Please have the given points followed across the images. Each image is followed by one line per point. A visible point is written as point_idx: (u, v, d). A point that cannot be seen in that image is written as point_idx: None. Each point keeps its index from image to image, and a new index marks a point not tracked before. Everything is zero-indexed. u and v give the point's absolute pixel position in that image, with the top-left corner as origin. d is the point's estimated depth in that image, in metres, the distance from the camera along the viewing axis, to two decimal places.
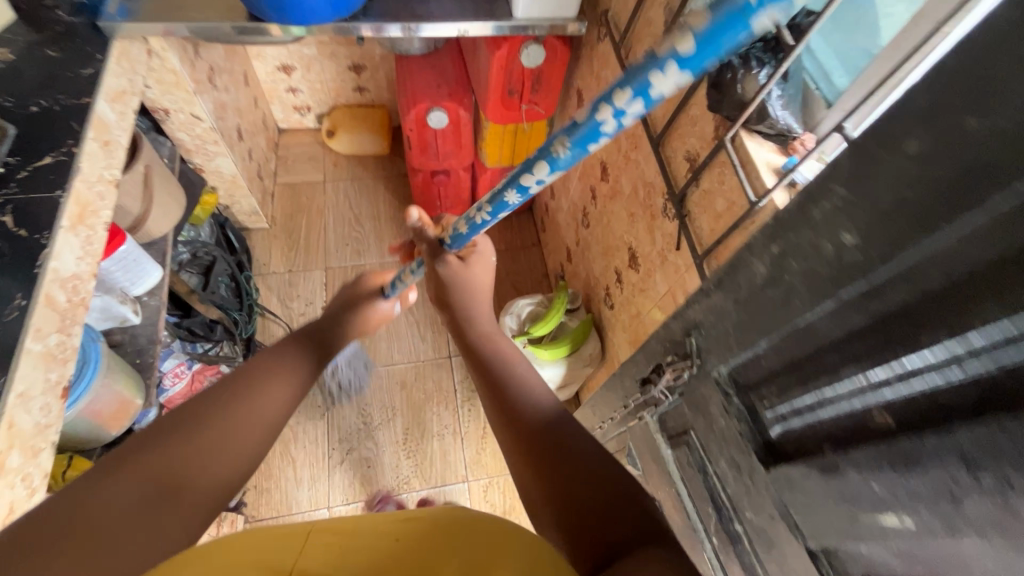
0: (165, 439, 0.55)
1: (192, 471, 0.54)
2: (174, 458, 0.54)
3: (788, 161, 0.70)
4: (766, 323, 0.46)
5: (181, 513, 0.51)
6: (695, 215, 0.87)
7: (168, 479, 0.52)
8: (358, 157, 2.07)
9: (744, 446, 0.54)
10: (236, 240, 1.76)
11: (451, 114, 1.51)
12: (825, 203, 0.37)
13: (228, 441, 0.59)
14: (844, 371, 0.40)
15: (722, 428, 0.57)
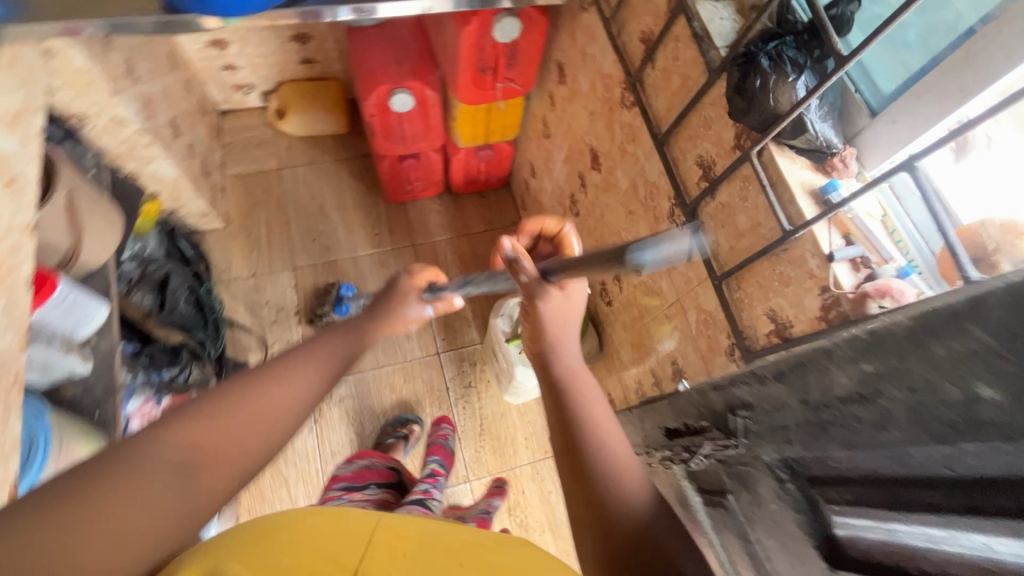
0: (201, 412, 0.51)
1: (205, 468, 0.48)
2: (199, 440, 0.49)
3: (828, 182, 0.61)
4: (850, 436, 0.39)
5: (190, 493, 0.46)
6: (711, 228, 0.78)
7: (191, 457, 0.48)
8: (314, 138, 1.87)
9: (801, 539, 0.45)
10: (188, 248, 1.59)
11: (416, 95, 1.35)
12: (955, 342, 0.30)
13: (247, 439, 0.52)
14: (955, 514, 0.31)
15: (773, 511, 0.50)
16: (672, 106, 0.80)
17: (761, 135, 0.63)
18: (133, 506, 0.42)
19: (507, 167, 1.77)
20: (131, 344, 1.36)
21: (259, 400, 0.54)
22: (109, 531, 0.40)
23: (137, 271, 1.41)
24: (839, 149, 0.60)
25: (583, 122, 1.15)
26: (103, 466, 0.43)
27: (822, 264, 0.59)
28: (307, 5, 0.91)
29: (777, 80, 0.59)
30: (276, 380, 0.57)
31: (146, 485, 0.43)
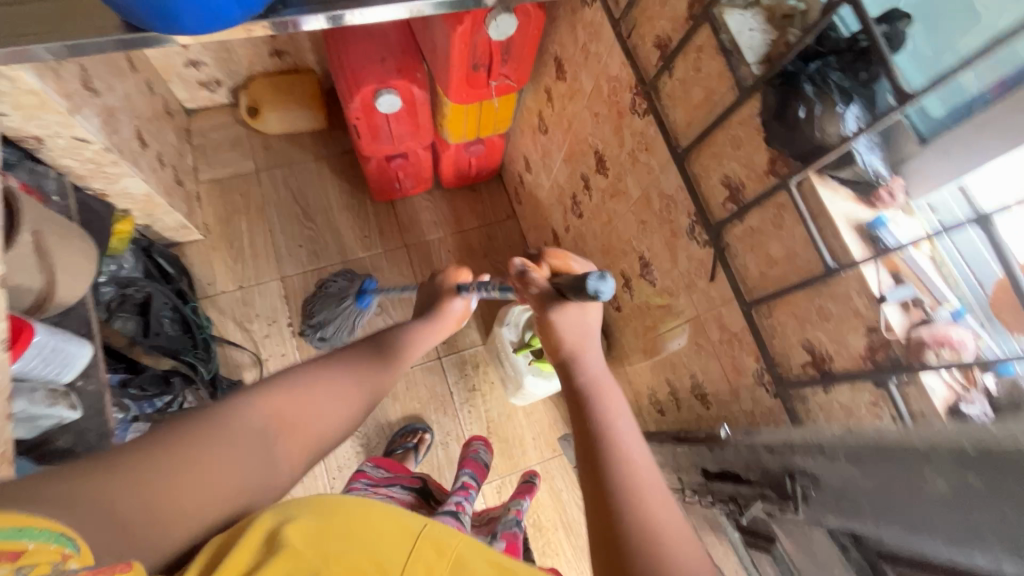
0: (285, 385, 0.61)
1: (280, 438, 0.58)
2: (278, 408, 0.59)
3: (875, 217, 0.57)
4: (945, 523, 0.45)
5: (272, 458, 0.56)
6: (738, 251, 0.74)
7: (272, 424, 0.57)
8: (291, 135, 1.76)
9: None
10: (168, 264, 1.50)
11: (403, 94, 1.26)
12: None
13: (315, 421, 0.61)
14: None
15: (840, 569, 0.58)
16: (694, 121, 0.75)
17: (802, 165, 0.59)
18: (222, 468, 0.51)
19: (499, 159, 1.70)
20: (118, 375, 1.30)
21: (329, 389, 0.64)
22: (206, 486, 0.49)
23: (116, 296, 1.33)
24: (886, 179, 0.56)
25: (586, 123, 1.09)
26: (198, 429, 0.53)
27: (870, 304, 0.56)
28: (287, 15, 0.82)
29: (824, 110, 0.54)
30: (338, 373, 0.66)
31: (236, 450, 0.53)
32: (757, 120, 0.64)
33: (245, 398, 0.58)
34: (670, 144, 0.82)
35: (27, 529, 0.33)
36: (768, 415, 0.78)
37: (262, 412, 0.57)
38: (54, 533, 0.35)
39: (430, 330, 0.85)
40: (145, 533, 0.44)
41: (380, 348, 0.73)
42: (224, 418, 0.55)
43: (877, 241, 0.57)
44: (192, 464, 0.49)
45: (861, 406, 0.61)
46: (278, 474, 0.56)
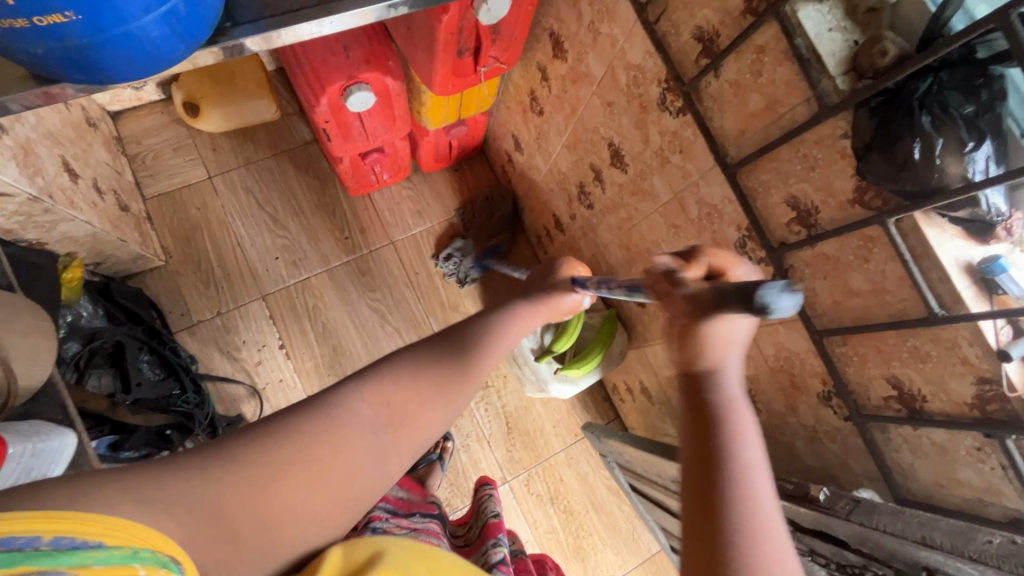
0: (400, 373, 0.53)
1: (394, 429, 0.51)
2: (389, 399, 0.51)
3: (993, 261, 0.51)
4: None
5: (384, 454, 0.49)
6: (805, 277, 0.67)
7: (384, 417, 0.50)
8: (241, 130, 1.55)
9: None
10: (133, 301, 1.34)
11: (375, 87, 1.09)
12: None
13: (426, 416, 0.52)
14: None
15: None
16: (750, 131, 0.65)
17: (905, 202, 0.52)
18: (330, 468, 0.46)
19: (481, 136, 1.54)
20: (106, 440, 1.17)
21: (443, 377, 0.54)
22: (314, 492, 0.45)
23: (83, 352, 1.19)
24: (1004, 216, 0.50)
25: (596, 112, 0.97)
26: (312, 421, 0.47)
27: (982, 354, 0.52)
28: (238, 37, 0.66)
29: (943, 144, 0.47)
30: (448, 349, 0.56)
31: (345, 448, 0.47)
32: (843, 142, 0.55)
33: (359, 383, 0.51)
34: (715, 152, 0.72)
35: (139, 552, 0.35)
36: (834, 434, 0.75)
37: (371, 404, 0.50)
38: (163, 553, 0.36)
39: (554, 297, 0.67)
40: (259, 540, 0.42)
41: (452, 343, 0.56)
42: (334, 412, 0.48)
43: (997, 287, 0.51)
44: (304, 466, 0.45)
45: (959, 448, 0.58)
46: (388, 475, 0.50)
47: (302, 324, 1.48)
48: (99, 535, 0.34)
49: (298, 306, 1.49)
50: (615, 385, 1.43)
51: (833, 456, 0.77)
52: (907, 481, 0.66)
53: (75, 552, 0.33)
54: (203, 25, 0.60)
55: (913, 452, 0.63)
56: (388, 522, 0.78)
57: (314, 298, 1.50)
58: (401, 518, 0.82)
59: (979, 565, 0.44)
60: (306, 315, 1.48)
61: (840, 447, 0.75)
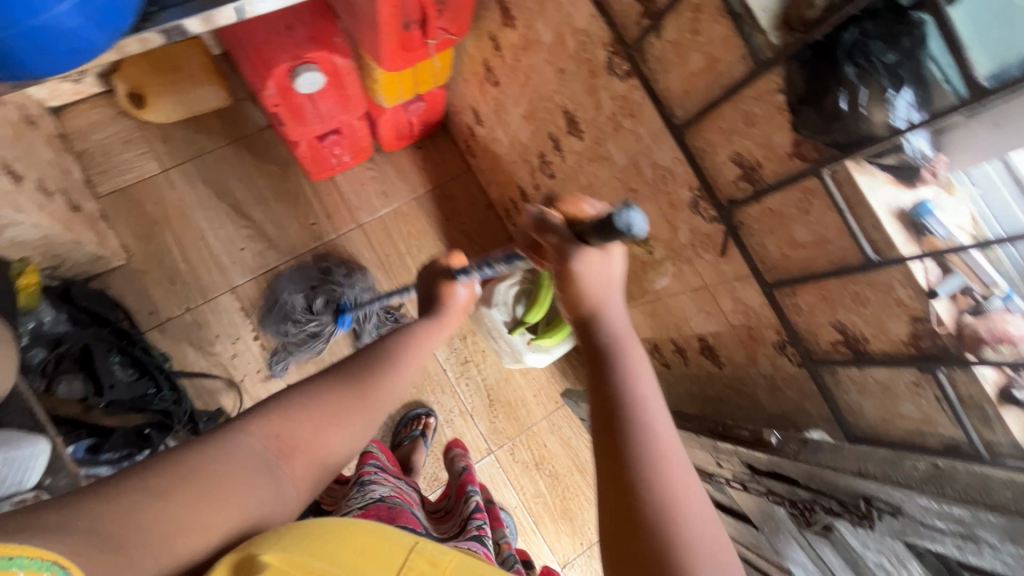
0: (287, 408, 0.55)
1: (290, 456, 0.54)
2: (280, 429, 0.54)
3: (920, 205, 0.53)
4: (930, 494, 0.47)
5: (281, 489, 0.51)
6: (754, 232, 0.69)
7: (275, 449, 0.53)
8: (192, 119, 1.50)
9: None
10: (98, 303, 1.31)
11: (324, 67, 1.06)
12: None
13: (330, 433, 0.56)
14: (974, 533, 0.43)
15: None
16: (694, 90, 0.66)
17: (839, 152, 0.53)
18: (234, 489, 0.47)
19: (441, 111, 1.51)
20: (84, 444, 1.17)
21: (344, 396, 0.57)
22: (225, 509, 0.46)
23: (49, 357, 1.18)
24: (929, 160, 0.52)
25: (549, 79, 0.96)
26: (202, 457, 0.48)
27: (915, 295, 0.54)
28: (168, 20, 0.63)
29: (867, 93, 0.49)
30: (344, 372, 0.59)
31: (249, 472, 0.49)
32: (779, 97, 0.56)
33: (252, 417, 0.53)
34: (663, 114, 0.72)
35: (17, 558, 0.31)
36: (790, 381, 0.78)
37: (260, 435, 0.52)
38: (45, 559, 0.32)
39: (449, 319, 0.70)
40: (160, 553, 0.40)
41: (350, 368, 0.60)
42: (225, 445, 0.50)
43: (924, 230, 0.53)
44: (209, 488, 0.46)
45: (899, 384, 0.61)
46: (289, 499, 0.52)
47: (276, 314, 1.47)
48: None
49: (268, 297, 1.48)
50: None
51: (791, 402, 0.81)
52: (857, 419, 0.69)
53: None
54: (127, 7, 0.57)
55: (860, 391, 0.67)
56: (376, 476, 0.83)
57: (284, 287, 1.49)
58: (386, 474, 0.86)
59: (907, 489, 0.47)
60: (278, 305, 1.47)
61: (797, 392, 0.79)
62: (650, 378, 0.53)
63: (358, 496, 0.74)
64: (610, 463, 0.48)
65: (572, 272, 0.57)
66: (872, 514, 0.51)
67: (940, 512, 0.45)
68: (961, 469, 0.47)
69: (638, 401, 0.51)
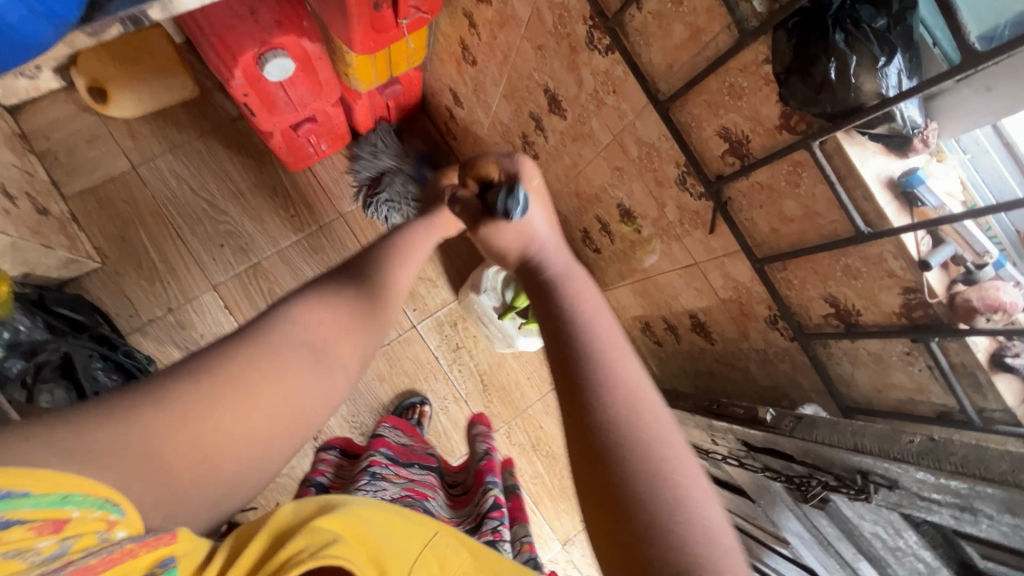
0: (318, 296, 0.54)
1: (331, 346, 0.52)
2: (318, 320, 0.52)
3: (912, 174, 0.51)
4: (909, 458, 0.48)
5: (325, 380, 0.51)
6: (743, 207, 0.67)
7: (317, 339, 0.51)
8: (159, 113, 1.44)
9: (934, 566, 0.52)
10: (76, 310, 1.28)
11: (293, 52, 1.02)
12: None
13: (360, 329, 0.55)
14: (968, 504, 0.43)
15: (896, 545, 0.55)
16: (677, 62, 0.64)
17: (828, 123, 0.52)
18: (268, 391, 0.46)
19: (418, 93, 1.47)
20: None
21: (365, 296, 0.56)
22: (254, 417, 0.45)
23: (29, 366, 1.14)
24: (920, 128, 0.50)
25: (528, 57, 0.93)
26: (240, 348, 0.47)
27: (907, 266, 0.53)
28: (116, 11, 0.58)
29: (857, 60, 0.47)
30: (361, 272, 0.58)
31: (280, 370, 0.48)
32: (766, 68, 0.54)
33: (281, 313, 0.51)
34: (646, 89, 0.70)
35: (71, 497, 0.34)
36: (783, 354, 0.78)
37: (302, 322, 0.51)
38: (99, 497, 0.35)
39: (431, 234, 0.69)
40: (192, 473, 0.42)
41: (369, 265, 0.59)
42: (259, 337, 0.49)
43: (916, 199, 0.52)
44: (234, 396, 0.44)
45: (891, 354, 0.61)
46: (333, 394, 0.52)
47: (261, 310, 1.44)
48: (27, 483, 0.32)
49: (251, 294, 1.45)
50: None
51: (784, 374, 0.81)
52: (849, 390, 0.70)
53: (3, 500, 0.31)
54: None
55: (853, 362, 0.67)
56: (386, 469, 0.83)
57: (267, 283, 1.45)
58: (400, 466, 0.87)
59: (903, 464, 0.46)
60: (263, 300, 1.44)
61: (789, 365, 0.79)
62: (602, 310, 0.52)
63: (370, 491, 0.74)
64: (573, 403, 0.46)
65: (483, 237, 0.60)
66: (869, 488, 0.51)
67: (935, 485, 0.44)
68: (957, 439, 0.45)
69: (591, 331, 0.49)
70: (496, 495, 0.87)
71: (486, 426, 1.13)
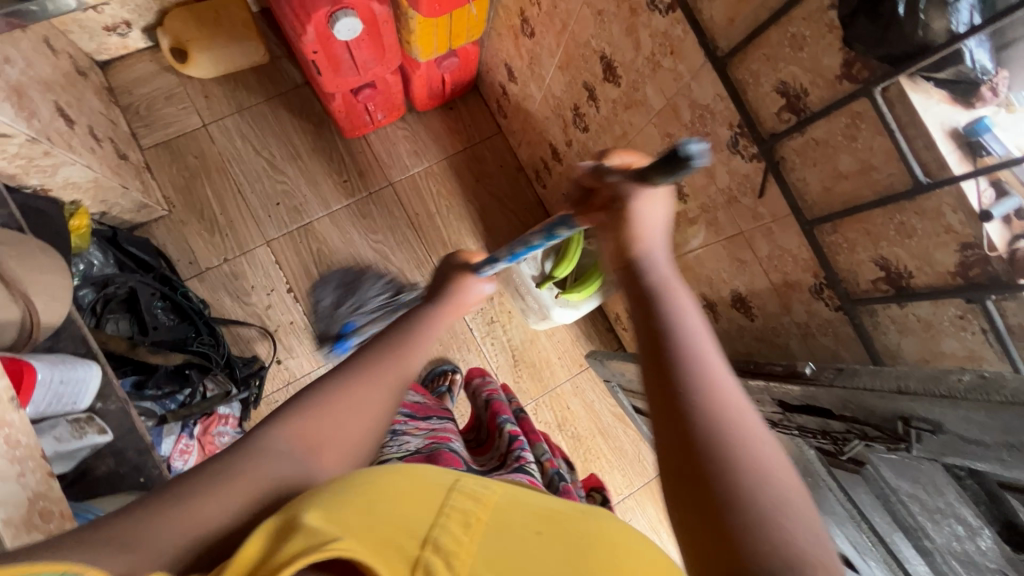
0: (304, 405, 0.60)
1: (317, 453, 0.58)
2: (300, 430, 0.58)
3: (978, 122, 0.51)
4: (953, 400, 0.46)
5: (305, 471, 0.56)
6: (795, 166, 0.67)
7: (301, 447, 0.57)
8: (231, 75, 1.53)
9: (973, 526, 0.51)
10: (141, 250, 1.36)
11: (362, 13, 1.08)
12: None
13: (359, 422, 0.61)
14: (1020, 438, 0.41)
15: (935, 504, 0.54)
16: (741, 17, 0.65)
17: (892, 68, 0.52)
18: (246, 478, 0.53)
19: (474, 70, 1.51)
20: (129, 379, 1.23)
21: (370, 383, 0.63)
22: (233, 497, 0.52)
23: (98, 297, 1.23)
24: (990, 75, 0.50)
25: (587, 23, 0.95)
26: (229, 458, 0.54)
27: (965, 220, 0.52)
28: None
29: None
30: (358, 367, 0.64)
31: (256, 468, 0.54)
32: (831, 14, 0.55)
33: (271, 423, 0.58)
34: (705, 46, 0.71)
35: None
36: (826, 326, 0.77)
37: (285, 437, 0.57)
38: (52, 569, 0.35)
39: (431, 317, 0.72)
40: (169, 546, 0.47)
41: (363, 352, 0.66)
42: (246, 446, 0.55)
43: (980, 148, 0.51)
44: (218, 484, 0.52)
45: (942, 320, 0.59)
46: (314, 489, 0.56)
47: (308, 268, 1.51)
48: None
49: (301, 251, 1.52)
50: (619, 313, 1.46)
51: (825, 348, 0.80)
52: (895, 361, 0.68)
53: None
54: None
55: (900, 331, 0.65)
56: (407, 425, 0.90)
57: (315, 242, 1.52)
58: (419, 420, 0.94)
59: (948, 401, 0.45)
60: (311, 259, 1.51)
61: (832, 338, 0.77)
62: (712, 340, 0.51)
63: (393, 447, 0.83)
64: (679, 444, 0.45)
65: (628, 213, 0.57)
66: (910, 436, 0.49)
67: (981, 420, 0.43)
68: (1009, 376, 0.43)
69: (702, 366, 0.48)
70: (510, 429, 0.97)
71: (480, 375, 1.24)
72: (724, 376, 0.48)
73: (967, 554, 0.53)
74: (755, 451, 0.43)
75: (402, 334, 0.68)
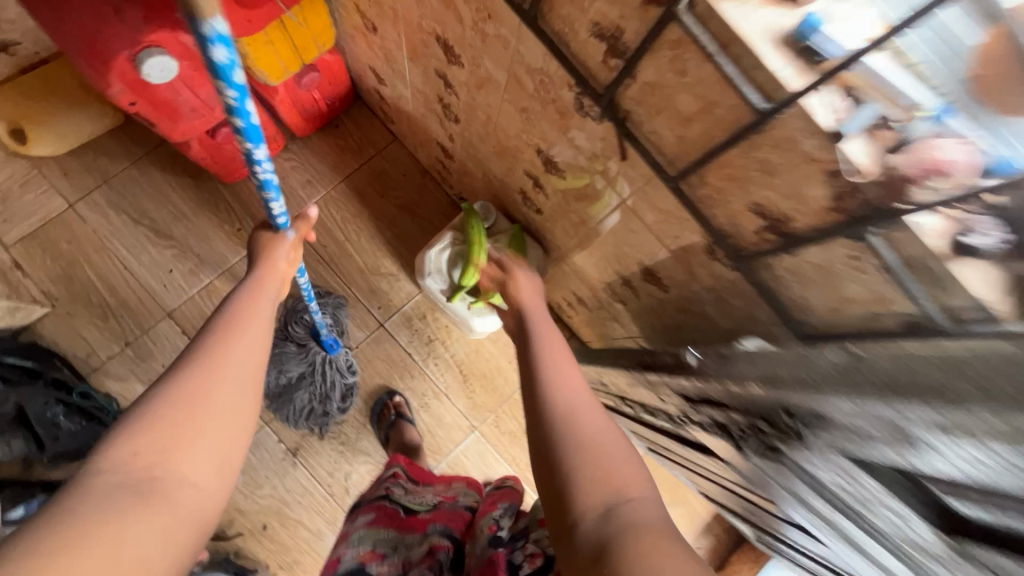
0: (134, 426, 0.54)
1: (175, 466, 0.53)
2: (144, 451, 0.52)
3: (803, 21, 0.41)
4: (853, 385, 0.44)
5: (171, 492, 0.51)
6: (643, 118, 0.58)
7: (145, 472, 0.51)
8: (87, 145, 1.40)
9: (903, 512, 0.39)
10: (24, 358, 1.23)
11: (173, 49, 0.95)
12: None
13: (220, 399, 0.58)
14: (971, 429, 0.34)
15: (858, 492, 0.43)
16: None
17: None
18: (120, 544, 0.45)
19: (346, 80, 1.39)
20: (35, 501, 1.13)
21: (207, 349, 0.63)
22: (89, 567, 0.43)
23: None
24: None
25: (411, 5, 0.84)
26: (56, 517, 0.45)
27: (822, 144, 0.44)
28: None
29: None
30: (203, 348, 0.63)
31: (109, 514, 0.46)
32: None
33: (104, 457, 0.51)
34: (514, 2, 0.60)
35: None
36: (732, 288, 0.67)
37: (127, 465, 0.51)
38: None
39: (247, 302, 0.71)
40: None
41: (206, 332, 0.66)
42: (81, 490, 0.48)
43: (814, 53, 0.41)
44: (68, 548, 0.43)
45: (837, 262, 0.51)
46: (192, 500, 0.52)
47: None
48: None
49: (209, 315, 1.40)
50: (559, 303, 1.36)
51: (740, 311, 0.69)
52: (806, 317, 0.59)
53: None
54: None
55: (802, 284, 0.56)
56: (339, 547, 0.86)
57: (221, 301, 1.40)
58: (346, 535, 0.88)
59: (837, 394, 0.44)
60: None
61: (743, 300, 0.67)
62: (565, 357, 0.73)
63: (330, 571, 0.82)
64: (535, 423, 0.63)
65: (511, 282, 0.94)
66: (794, 425, 0.49)
67: (859, 409, 0.42)
68: (876, 360, 0.46)
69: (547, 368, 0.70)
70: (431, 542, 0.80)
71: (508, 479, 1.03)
72: (568, 374, 0.69)
73: (853, 491, 0.44)
74: (581, 421, 0.60)
75: (228, 332, 0.66)
